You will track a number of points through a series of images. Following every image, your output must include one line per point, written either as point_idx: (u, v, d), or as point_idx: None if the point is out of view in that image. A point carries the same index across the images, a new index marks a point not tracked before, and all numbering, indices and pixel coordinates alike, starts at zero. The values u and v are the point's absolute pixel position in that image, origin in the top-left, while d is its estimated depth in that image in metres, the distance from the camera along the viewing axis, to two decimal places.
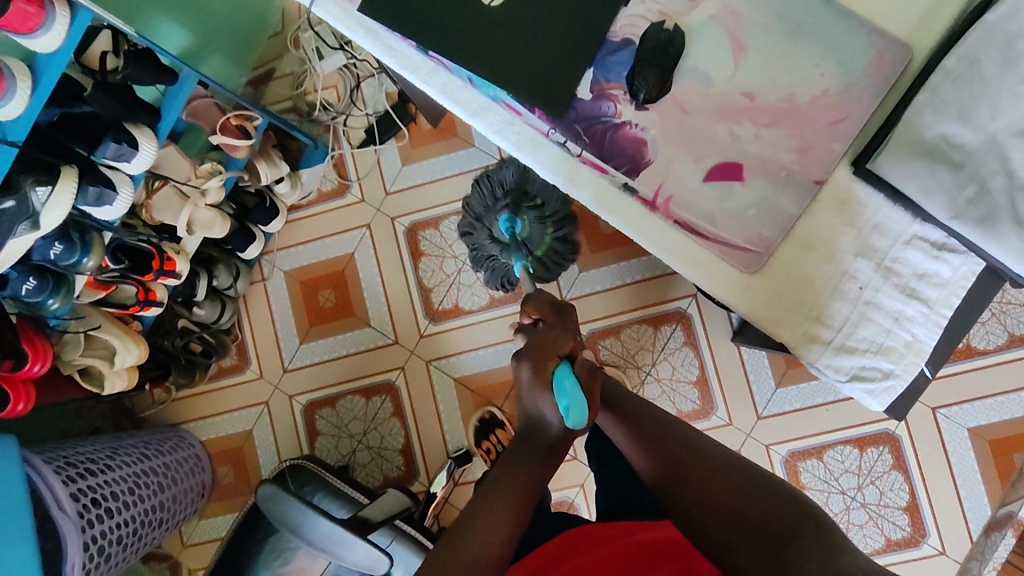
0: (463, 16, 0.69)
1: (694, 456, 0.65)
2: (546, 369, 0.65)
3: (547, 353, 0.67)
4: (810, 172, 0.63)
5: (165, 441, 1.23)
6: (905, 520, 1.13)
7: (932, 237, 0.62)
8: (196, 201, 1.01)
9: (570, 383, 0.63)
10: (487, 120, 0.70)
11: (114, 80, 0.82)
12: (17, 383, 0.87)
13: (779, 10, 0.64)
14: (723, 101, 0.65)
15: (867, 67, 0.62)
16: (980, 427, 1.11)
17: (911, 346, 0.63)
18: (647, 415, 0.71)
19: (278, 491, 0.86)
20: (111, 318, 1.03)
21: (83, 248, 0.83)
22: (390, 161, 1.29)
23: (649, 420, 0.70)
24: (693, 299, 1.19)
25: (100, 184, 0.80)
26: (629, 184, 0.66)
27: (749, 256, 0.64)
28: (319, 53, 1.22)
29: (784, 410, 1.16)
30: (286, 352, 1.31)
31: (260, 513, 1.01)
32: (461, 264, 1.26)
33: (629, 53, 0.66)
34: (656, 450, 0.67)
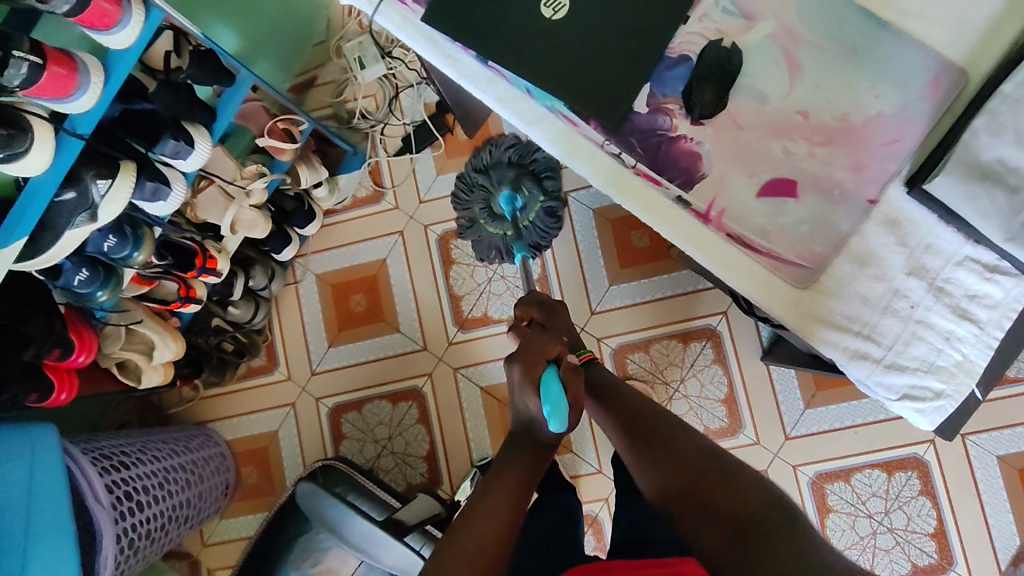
0: (523, 28, 0.70)
1: (679, 449, 0.68)
2: (534, 370, 0.70)
3: (535, 357, 0.71)
4: (862, 191, 0.65)
5: (193, 439, 1.24)
6: (931, 547, 1.12)
7: (985, 259, 0.63)
8: (240, 202, 1.02)
9: (554, 389, 0.67)
10: (543, 129, 0.73)
11: (178, 79, 0.84)
12: (62, 372, 0.88)
13: (836, 32, 0.65)
14: (779, 118, 0.66)
15: (923, 90, 0.64)
16: (1010, 456, 1.11)
17: (961, 366, 0.63)
18: (634, 405, 0.75)
19: (314, 491, 1.00)
20: (151, 313, 1.04)
21: (135, 242, 0.85)
22: (425, 170, 1.31)
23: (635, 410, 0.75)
24: (723, 316, 1.20)
25: (157, 180, 0.82)
26: (682, 197, 0.68)
27: (800, 271, 0.66)
28: (362, 62, 1.22)
29: (813, 431, 1.16)
30: (315, 354, 1.33)
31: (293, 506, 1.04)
32: (492, 273, 1.27)
33: (685, 69, 0.68)
34: (655, 450, 0.69)
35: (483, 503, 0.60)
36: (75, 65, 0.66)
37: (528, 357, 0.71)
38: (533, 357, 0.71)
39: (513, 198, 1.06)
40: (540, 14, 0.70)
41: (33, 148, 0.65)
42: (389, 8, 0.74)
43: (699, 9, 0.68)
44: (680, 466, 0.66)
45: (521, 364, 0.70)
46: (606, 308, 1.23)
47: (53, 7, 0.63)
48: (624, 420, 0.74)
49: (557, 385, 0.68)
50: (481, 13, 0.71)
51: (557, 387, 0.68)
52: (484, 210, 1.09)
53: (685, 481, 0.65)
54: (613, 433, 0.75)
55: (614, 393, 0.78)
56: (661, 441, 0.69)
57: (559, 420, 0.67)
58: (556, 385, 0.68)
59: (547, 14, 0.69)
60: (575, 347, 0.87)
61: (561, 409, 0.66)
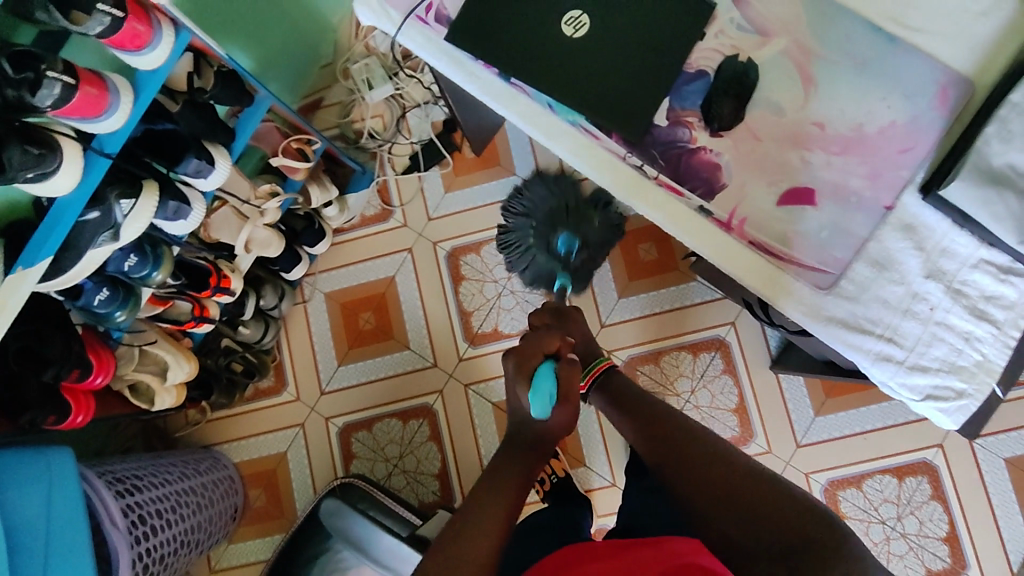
0: (545, 46, 0.72)
1: (692, 446, 0.68)
2: (527, 367, 0.74)
3: (532, 352, 0.76)
4: (879, 198, 0.67)
5: (201, 462, 1.22)
6: (945, 551, 1.13)
7: (999, 261, 0.65)
8: (255, 222, 1.03)
9: (543, 385, 0.71)
10: (566, 145, 0.73)
11: (202, 100, 0.85)
12: (79, 395, 0.87)
13: (847, 47, 0.68)
14: (795, 130, 0.68)
15: (931, 101, 0.66)
16: (1016, 458, 1.13)
17: (982, 366, 0.65)
18: (648, 405, 0.76)
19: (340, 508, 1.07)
20: (163, 333, 1.04)
21: (155, 261, 0.85)
22: (433, 188, 1.32)
23: (649, 411, 0.75)
24: (731, 326, 1.21)
25: (179, 199, 0.82)
26: (704, 207, 0.70)
27: (823, 276, 0.67)
28: (370, 83, 1.25)
29: (823, 438, 1.18)
30: (324, 373, 1.32)
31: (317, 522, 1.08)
32: (502, 289, 1.28)
33: (703, 84, 0.70)
34: (677, 457, 0.68)
35: (496, 499, 0.62)
36: (106, 85, 0.67)
37: (524, 352, 0.76)
38: (530, 352, 0.75)
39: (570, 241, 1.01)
40: (560, 32, 0.72)
41: (61, 168, 0.65)
42: (412, 27, 0.75)
43: (715, 26, 0.71)
44: (696, 464, 0.66)
45: (517, 359, 0.75)
46: (613, 321, 1.24)
47: (86, 29, 0.63)
48: (647, 430, 0.73)
49: (547, 385, 0.71)
50: (504, 32, 0.73)
51: (546, 380, 0.72)
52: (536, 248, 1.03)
53: (701, 479, 0.65)
54: (635, 441, 0.74)
55: (630, 397, 0.79)
56: (674, 438, 0.70)
57: (541, 409, 0.70)
58: (545, 377, 0.72)
59: (567, 33, 0.71)
60: (591, 356, 0.87)
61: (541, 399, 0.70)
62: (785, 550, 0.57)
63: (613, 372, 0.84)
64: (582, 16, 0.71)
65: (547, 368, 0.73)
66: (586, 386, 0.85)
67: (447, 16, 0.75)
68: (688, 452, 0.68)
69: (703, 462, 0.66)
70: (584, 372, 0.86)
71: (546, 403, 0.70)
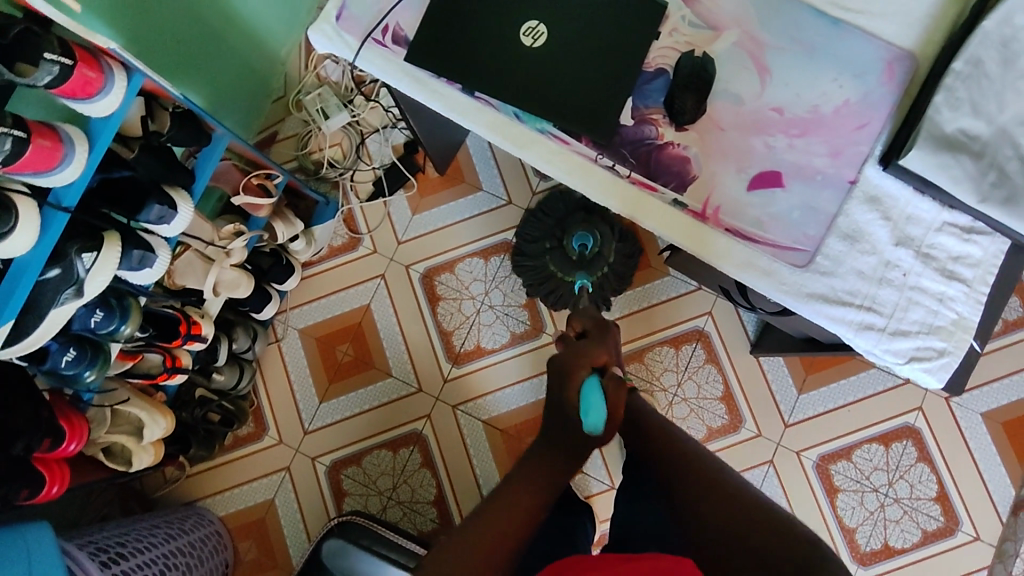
0: (505, 57, 0.73)
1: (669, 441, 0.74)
2: (579, 376, 0.79)
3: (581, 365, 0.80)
4: (843, 173, 0.69)
5: (185, 520, 1.17)
6: (937, 510, 1.16)
7: (961, 222, 0.68)
8: (221, 263, 1.00)
9: (594, 397, 0.76)
10: (536, 152, 0.73)
11: (159, 143, 0.83)
12: (52, 464, 0.84)
13: (795, 34, 0.71)
14: (756, 116, 0.71)
15: (880, 78, 0.70)
16: (992, 411, 1.18)
17: (958, 324, 0.68)
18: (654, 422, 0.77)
19: (340, 548, 1.04)
20: (135, 391, 0.99)
21: (122, 315, 0.82)
22: (400, 212, 1.31)
23: (650, 426, 0.77)
24: (709, 316, 1.23)
25: (143, 247, 0.79)
26: (678, 200, 0.71)
27: (799, 254, 0.69)
28: (325, 112, 1.25)
29: (809, 415, 1.20)
30: (305, 412, 1.28)
31: (318, 567, 1.05)
32: (480, 305, 1.28)
33: (663, 82, 0.72)
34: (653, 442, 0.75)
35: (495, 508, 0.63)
36: (58, 136, 0.65)
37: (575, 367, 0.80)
38: (581, 363, 0.80)
39: (585, 238, 1.18)
40: (519, 43, 0.72)
41: (16, 229, 0.62)
42: (371, 51, 0.75)
43: (668, 25, 0.73)
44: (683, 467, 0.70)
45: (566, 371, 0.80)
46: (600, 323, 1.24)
47: (34, 80, 0.61)
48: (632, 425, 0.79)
49: (597, 395, 0.76)
50: (463, 47, 0.73)
51: (596, 397, 0.76)
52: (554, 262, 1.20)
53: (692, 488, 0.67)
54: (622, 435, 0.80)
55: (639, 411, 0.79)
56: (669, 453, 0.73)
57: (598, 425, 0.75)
58: (593, 394, 0.76)
59: (526, 43, 0.72)
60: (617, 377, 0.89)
61: (599, 415, 0.75)
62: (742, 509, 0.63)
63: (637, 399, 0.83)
64: (539, 26, 0.72)
65: (595, 377, 0.78)
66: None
67: (405, 36, 0.75)
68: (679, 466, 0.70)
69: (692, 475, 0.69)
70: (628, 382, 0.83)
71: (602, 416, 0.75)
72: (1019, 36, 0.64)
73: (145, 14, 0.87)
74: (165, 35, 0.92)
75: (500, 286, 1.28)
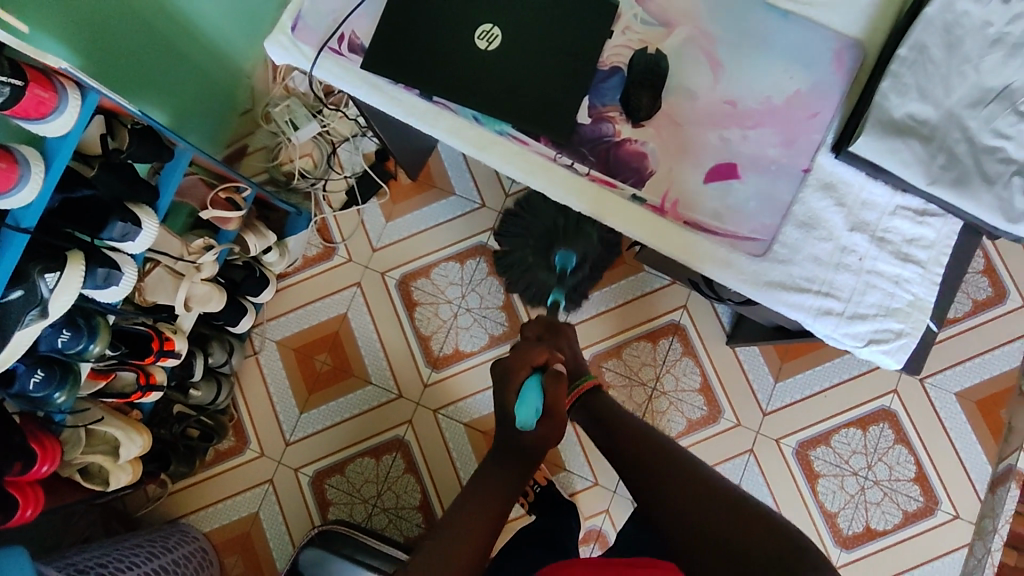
0: (461, 61, 0.73)
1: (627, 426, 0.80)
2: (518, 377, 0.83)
3: (522, 365, 0.83)
4: (797, 162, 0.70)
5: (169, 538, 1.16)
6: (916, 491, 1.18)
7: (913, 205, 0.70)
8: (191, 278, 0.99)
9: (531, 395, 0.80)
10: (495, 153, 0.74)
11: (119, 160, 0.82)
12: (25, 488, 0.83)
13: (745, 27, 0.72)
14: (711, 110, 0.72)
15: (829, 67, 0.71)
16: (966, 391, 1.20)
17: (915, 305, 0.69)
18: (628, 423, 0.81)
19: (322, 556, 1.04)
20: (109, 410, 0.99)
21: (90, 334, 0.81)
22: (373, 219, 1.32)
23: (621, 428, 0.80)
24: (684, 309, 1.25)
25: (108, 265, 0.79)
26: (636, 195, 0.72)
27: (757, 244, 0.70)
28: (294, 123, 1.23)
29: (786, 403, 1.22)
30: (286, 424, 1.28)
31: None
32: (456, 308, 1.29)
33: (619, 79, 0.73)
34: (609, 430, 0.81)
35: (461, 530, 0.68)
36: (13, 157, 0.64)
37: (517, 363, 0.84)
38: (522, 362, 0.84)
39: (567, 256, 1.13)
40: (474, 47, 0.73)
41: None
42: (327, 60, 0.75)
43: (620, 23, 0.73)
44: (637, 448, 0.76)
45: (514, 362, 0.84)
46: (575, 321, 1.25)
47: None
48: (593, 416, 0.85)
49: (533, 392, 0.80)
50: (419, 53, 0.73)
51: (533, 394, 0.80)
52: (535, 263, 1.20)
53: (676, 507, 0.68)
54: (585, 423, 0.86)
55: (615, 416, 0.83)
56: (654, 459, 0.74)
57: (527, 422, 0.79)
58: (533, 391, 0.81)
59: (481, 46, 0.73)
60: (578, 375, 0.90)
61: (529, 411, 0.79)
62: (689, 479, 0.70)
63: (598, 392, 0.88)
64: (493, 29, 0.73)
65: (537, 376, 0.82)
66: (572, 402, 0.88)
67: (360, 44, 0.75)
68: (656, 465, 0.73)
69: (678, 486, 0.70)
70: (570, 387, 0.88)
71: (531, 416, 0.79)
72: (962, 21, 0.65)
73: (97, 33, 0.87)
74: (121, 50, 0.92)
75: (476, 289, 1.29)
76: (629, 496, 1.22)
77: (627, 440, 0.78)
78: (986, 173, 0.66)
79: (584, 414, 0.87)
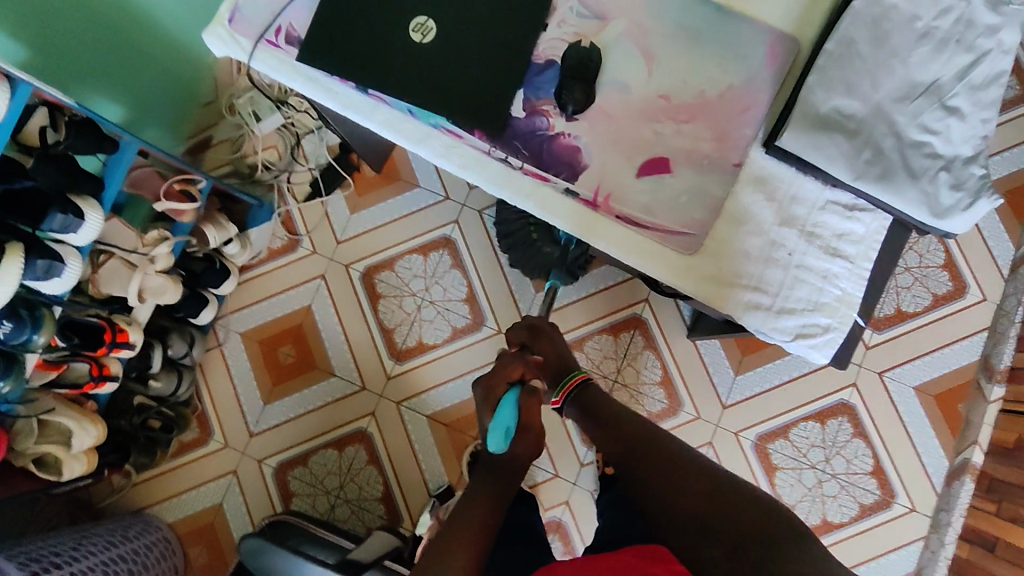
0: (396, 54, 0.73)
1: (623, 423, 0.76)
2: (497, 392, 0.82)
3: (500, 380, 0.83)
4: (729, 157, 0.70)
5: (131, 528, 1.17)
6: (873, 484, 1.19)
7: (843, 200, 0.70)
8: (145, 269, 0.99)
9: (504, 412, 0.78)
10: (430, 147, 0.74)
11: (57, 152, 0.83)
12: None
13: (680, 20, 0.71)
14: (644, 104, 0.71)
15: (762, 61, 0.71)
16: (924, 385, 1.20)
17: (842, 300, 0.70)
18: (623, 419, 0.76)
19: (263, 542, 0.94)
20: (65, 401, 1.00)
21: (33, 324, 0.82)
22: (337, 211, 1.32)
23: (618, 423, 0.76)
24: (646, 303, 1.25)
25: (49, 257, 0.79)
26: (570, 189, 0.72)
27: (687, 239, 0.70)
28: (257, 115, 1.22)
29: (746, 396, 1.22)
30: (250, 416, 1.28)
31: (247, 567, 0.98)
32: (420, 301, 1.29)
33: (553, 73, 0.72)
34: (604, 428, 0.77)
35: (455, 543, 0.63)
36: None
37: (493, 381, 0.83)
38: (498, 378, 0.83)
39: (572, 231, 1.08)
40: (409, 39, 0.73)
41: None
42: (264, 52, 0.75)
43: (556, 17, 0.73)
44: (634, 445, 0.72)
45: (488, 386, 0.83)
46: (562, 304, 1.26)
47: None
48: (588, 412, 0.81)
49: (508, 409, 0.78)
50: (355, 45, 0.73)
51: (507, 412, 0.78)
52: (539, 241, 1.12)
53: (670, 506, 0.64)
54: (580, 420, 0.82)
55: (608, 411, 0.79)
56: (643, 454, 0.70)
57: (497, 443, 0.76)
58: (508, 409, 0.78)
59: (416, 39, 0.73)
60: (566, 372, 0.88)
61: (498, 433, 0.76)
62: (692, 476, 0.65)
63: (588, 385, 0.85)
64: (427, 22, 0.73)
65: (515, 393, 0.80)
66: (562, 401, 0.85)
67: (297, 37, 0.75)
68: (657, 464, 0.68)
69: (673, 483, 0.65)
70: (556, 389, 0.87)
71: (500, 438, 0.76)
72: (889, 16, 0.66)
73: (41, 22, 0.87)
74: (68, 39, 0.92)
75: (440, 281, 1.29)
76: (589, 487, 1.23)
77: (625, 437, 0.74)
78: (911, 168, 0.67)
79: (579, 410, 0.82)
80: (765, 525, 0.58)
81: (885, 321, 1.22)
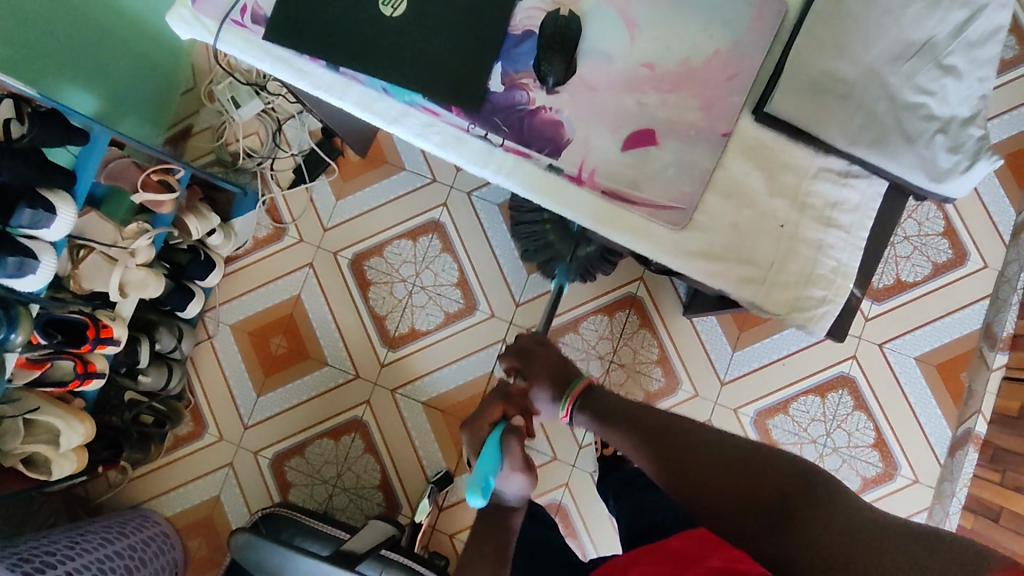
0: (367, 29, 0.70)
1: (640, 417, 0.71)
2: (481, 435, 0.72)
3: (482, 424, 0.73)
4: (717, 126, 0.67)
5: (128, 523, 1.16)
6: (875, 457, 1.17)
7: (837, 167, 0.67)
8: (125, 262, 0.97)
9: (484, 461, 0.68)
10: (408, 126, 0.71)
11: (22, 145, 0.80)
12: None
13: None
14: (627, 74, 0.68)
15: (749, 24, 0.67)
16: (925, 354, 1.18)
17: (837, 271, 0.68)
18: (638, 413, 0.72)
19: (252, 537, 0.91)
20: (51, 399, 0.99)
21: (10, 323, 0.81)
22: (323, 197, 1.29)
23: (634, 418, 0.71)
24: (641, 281, 1.22)
25: (20, 253, 0.78)
26: (553, 165, 0.69)
27: (676, 213, 0.67)
28: (236, 101, 1.23)
29: (745, 371, 1.20)
30: (243, 408, 1.27)
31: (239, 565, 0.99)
32: (411, 287, 1.27)
33: (532, 43, 0.69)
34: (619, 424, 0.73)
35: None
36: None
37: (476, 425, 0.73)
38: (479, 422, 0.73)
39: None
40: (379, 13, 0.70)
41: None
42: (230, 32, 0.72)
43: None
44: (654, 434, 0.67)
45: (470, 435, 0.73)
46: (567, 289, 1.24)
47: None
48: (602, 413, 0.76)
49: (488, 457, 0.68)
50: (324, 22, 0.70)
51: (489, 461, 0.68)
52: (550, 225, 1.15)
53: (713, 495, 0.59)
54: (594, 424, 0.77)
55: (621, 410, 0.74)
56: (674, 444, 0.65)
57: (475, 497, 0.67)
58: (489, 456, 0.68)
59: (385, 12, 0.70)
60: (570, 379, 0.82)
61: (476, 485, 0.67)
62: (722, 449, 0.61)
63: (593, 390, 0.80)
64: None
65: (496, 436, 0.70)
66: (569, 411, 0.80)
67: (263, 15, 0.72)
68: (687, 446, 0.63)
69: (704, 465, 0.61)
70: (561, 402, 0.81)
71: (478, 492, 0.67)
72: None
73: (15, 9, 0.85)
74: (36, 28, 0.89)
75: (430, 266, 1.27)
76: (588, 470, 1.22)
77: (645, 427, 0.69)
78: (907, 132, 0.65)
79: (591, 416, 0.78)
80: (822, 497, 0.54)
81: (885, 292, 1.19)
